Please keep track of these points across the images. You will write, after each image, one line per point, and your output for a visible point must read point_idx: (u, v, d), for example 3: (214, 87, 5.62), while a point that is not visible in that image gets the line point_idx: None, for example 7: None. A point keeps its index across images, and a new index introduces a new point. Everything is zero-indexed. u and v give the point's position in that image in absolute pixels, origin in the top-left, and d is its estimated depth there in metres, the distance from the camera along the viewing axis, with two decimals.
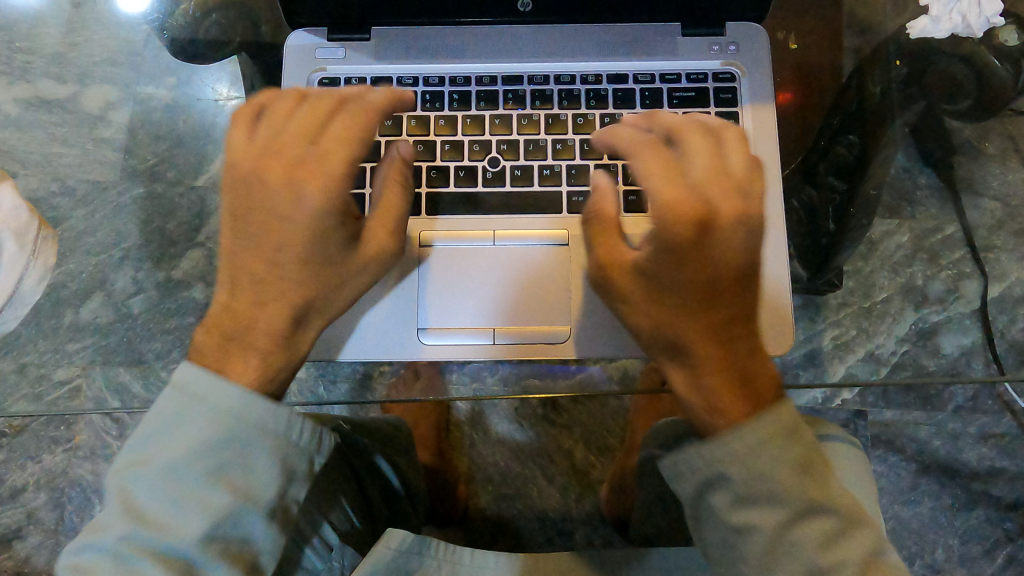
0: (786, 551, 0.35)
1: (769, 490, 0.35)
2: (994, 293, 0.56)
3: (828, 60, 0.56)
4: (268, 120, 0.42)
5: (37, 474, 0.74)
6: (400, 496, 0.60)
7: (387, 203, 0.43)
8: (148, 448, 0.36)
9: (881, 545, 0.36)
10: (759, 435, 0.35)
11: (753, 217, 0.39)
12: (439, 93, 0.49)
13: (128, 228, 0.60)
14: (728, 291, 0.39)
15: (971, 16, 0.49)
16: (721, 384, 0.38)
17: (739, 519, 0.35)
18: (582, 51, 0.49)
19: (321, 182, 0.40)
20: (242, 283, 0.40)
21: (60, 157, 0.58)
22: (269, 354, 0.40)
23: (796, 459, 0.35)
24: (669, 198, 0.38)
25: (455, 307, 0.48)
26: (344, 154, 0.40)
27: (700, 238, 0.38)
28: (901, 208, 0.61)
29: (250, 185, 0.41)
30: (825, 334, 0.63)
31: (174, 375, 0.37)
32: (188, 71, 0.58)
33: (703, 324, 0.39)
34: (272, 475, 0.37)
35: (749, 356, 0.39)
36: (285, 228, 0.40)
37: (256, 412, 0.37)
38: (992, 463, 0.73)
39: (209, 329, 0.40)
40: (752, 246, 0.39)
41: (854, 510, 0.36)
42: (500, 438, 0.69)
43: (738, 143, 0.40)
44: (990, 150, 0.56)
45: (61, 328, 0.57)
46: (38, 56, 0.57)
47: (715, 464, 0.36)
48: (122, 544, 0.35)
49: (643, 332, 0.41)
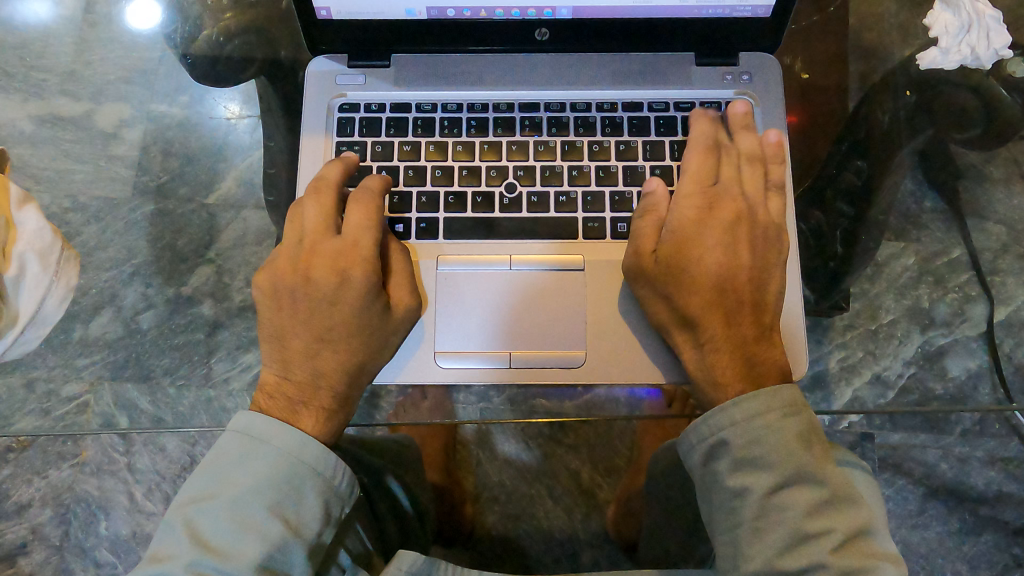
0: (774, 513, 0.40)
1: (762, 456, 0.40)
2: (1001, 317, 0.58)
3: (835, 88, 0.57)
4: (294, 225, 0.48)
5: (42, 491, 0.73)
6: (410, 514, 0.64)
7: (399, 273, 0.47)
8: (212, 485, 0.41)
9: (866, 525, 0.39)
10: (760, 405, 0.41)
11: (754, 217, 0.47)
12: (457, 119, 0.50)
13: (139, 243, 0.57)
14: (735, 279, 0.46)
15: (980, 48, 0.54)
16: (724, 359, 0.44)
17: (736, 483, 0.41)
18: (598, 79, 0.50)
19: (358, 267, 0.45)
20: (295, 357, 0.45)
21: (72, 174, 0.57)
22: (331, 413, 0.45)
23: (790, 432, 0.41)
24: (688, 188, 0.47)
25: (471, 331, 0.48)
26: (370, 241, 0.45)
27: (712, 227, 0.47)
28: (906, 230, 0.58)
29: (294, 277, 0.46)
30: (830, 356, 0.59)
31: (236, 423, 0.43)
32: (203, 90, 0.59)
33: (713, 306, 0.45)
34: (318, 512, 0.41)
35: (755, 340, 0.45)
36: (331, 307, 0.45)
37: (309, 453, 0.41)
38: (1000, 488, 0.72)
39: (268, 398, 0.45)
40: (753, 246, 0.47)
41: (845, 489, 0.40)
42: (505, 459, 0.66)
43: (755, 167, 0.49)
44: (995, 175, 0.57)
45: (70, 344, 0.57)
46: (53, 74, 0.58)
47: (717, 430, 0.42)
48: (186, 571, 0.38)
49: (660, 317, 0.46)
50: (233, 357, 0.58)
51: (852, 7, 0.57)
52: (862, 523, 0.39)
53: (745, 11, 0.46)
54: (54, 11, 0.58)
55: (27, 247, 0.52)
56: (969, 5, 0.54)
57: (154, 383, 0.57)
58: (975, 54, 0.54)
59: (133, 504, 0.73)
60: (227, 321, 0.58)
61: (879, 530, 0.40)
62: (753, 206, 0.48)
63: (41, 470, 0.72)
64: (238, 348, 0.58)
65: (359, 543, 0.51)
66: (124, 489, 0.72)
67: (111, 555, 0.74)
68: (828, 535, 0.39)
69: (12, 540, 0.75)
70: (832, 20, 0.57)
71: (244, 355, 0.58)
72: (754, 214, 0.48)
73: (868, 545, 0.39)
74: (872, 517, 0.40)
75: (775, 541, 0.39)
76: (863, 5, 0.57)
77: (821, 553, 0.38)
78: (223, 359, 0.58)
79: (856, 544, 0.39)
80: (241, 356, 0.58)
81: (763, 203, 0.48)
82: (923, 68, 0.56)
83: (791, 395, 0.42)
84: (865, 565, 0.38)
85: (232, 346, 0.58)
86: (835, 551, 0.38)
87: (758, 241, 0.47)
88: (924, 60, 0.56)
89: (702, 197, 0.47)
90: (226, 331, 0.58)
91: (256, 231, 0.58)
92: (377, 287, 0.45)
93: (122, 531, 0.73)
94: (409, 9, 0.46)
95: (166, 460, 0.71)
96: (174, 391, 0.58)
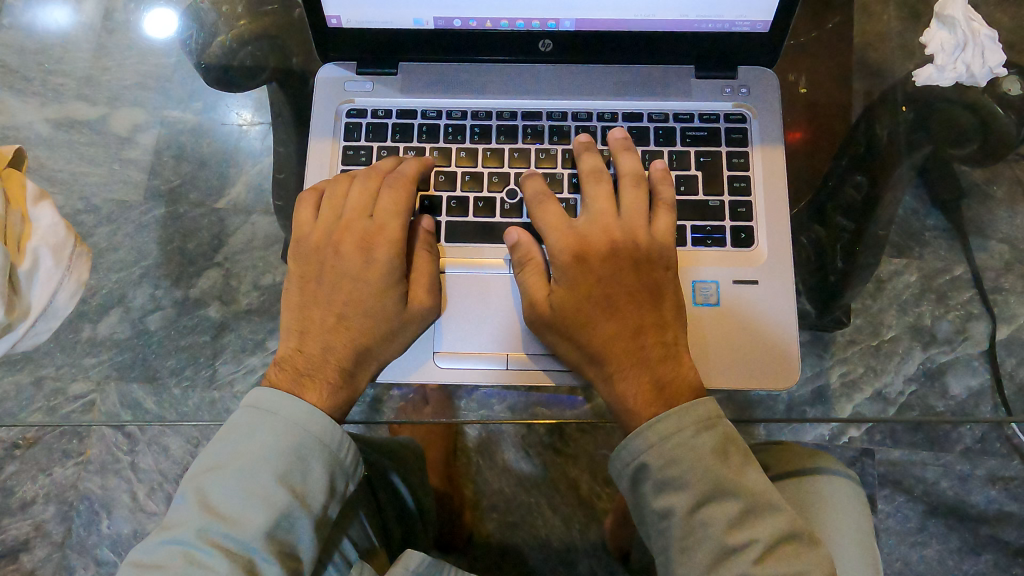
0: (698, 530, 0.40)
1: (678, 476, 0.40)
2: (1003, 335, 0.58)
3: (837, 103, 0.58)
4: (329, 201, 0.48)
5: (46, 488, 0.74)
6: (411, 514, 0.62)
7: (420, 267, 0.48)
8: (221, 456, 0.41)
9: (787, 529, 0.40)
10: (673, 425, 0.41)
11: (633, 242, 0.46)
12: (461, 126, 0.51)
13: (149, 246, 0.59)
14: (624, 308, 0.45)
15: (975, 66, 0.54)
16: (636, 389, 0.44)
17: (660, 504, 0.41)
18: (599, 90, 0.51)
19: (382, 248, 0.46)
20: (313, 329, 0.46)
21: (86, 177, 0.58)
22: (335, 387, 0.45)
23: (702, 449, 0.40)
24: (559, 237, 0.46)
25: (470, 333, 0.49)
26: (396, 225, 0.47)
27: (591, 264, 0.46)
28: (909, 247, 0.59)
29: (323, 253, 0.48)
30: (832, 370, 0.61)
31: (248, 397, 0.43)
32: (215, 96, 0.60)
33: (613, 340, 0.45)
34: (324, 484, 0.41)
35: (659, 360, 0.44)
36: (352, 283, 0.47)
37: (316, 424, 0.42)
38: (1001, 508, 0.73)
39: (279, 369, 0.46)
40: (637, 268, 0.46)
41: (762, 496, 0.41)
42: (507, 466, 0.69)
43: (631, 189, 0.48)
44: (998, 194, 0.58)
45: (79, 342, 0.57)
46: (72, 79, 0.59)
47: (636, 455, 0.41)
48: (197, 537, 0.39)
49: (570, 355, 0.46)
50: (238, 360, 0.60)
51: (857, 25, 0.58)
52: (784, 527, 0.40)
53: (745, 26, 0.47)
54: (73, 18, 0.59)
55: (41, 243, 0.49)
56: (965, 24, 0.55)
57: (159, 384, 0.59)
58: (970, 72, 0.54)
59: (134, 504, 0.73)
60: (233, 323, 0.59)
61: (803, 531, 0.41)
62: (630, 231, 0.47)
63: (45, 467, 0.74)
64: (243, 350, 0.60)
65: (367, 538, 0.53)
66: (127, 489, 0.73)
67: (112, 555, 0.74)
68: (750, 546, 0.39)
69: (14, 537, 0.76)
70: (833, 37, 0.58)
71: (248, 358, 0.60)
72: (632, 240, 0.46)
73: (792, 549, 0.40)
74: (793, 521, 0.41)
75: (702, 559, 0.39)
76: (868, 24, 0.58)
77: (743, 565, 0.39)
78: (228, 361, 0.60)
79: (779, 552, 0.39)
80: (246, 359, 0.60)
81: (641, 224, 0.47)
82: (919, 84, 0.56)
83: (706, 410, 0.42)
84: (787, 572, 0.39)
85: (237, 348, 0.60)
86: (758, 562, 0.39)
87: (640, 261, 0.46)
88: (920, 76, 0.56)
89: (578, 237, 0.47)
90: (231, 334, 0.59)
91: (263, 236, 0.60)
92: (399, 271, 0.46)
93: (123, 531, 0.73)
94: (417, 19, 0.47)
95: (169, 461, 0.72)
96: (178, 392, 0.59)
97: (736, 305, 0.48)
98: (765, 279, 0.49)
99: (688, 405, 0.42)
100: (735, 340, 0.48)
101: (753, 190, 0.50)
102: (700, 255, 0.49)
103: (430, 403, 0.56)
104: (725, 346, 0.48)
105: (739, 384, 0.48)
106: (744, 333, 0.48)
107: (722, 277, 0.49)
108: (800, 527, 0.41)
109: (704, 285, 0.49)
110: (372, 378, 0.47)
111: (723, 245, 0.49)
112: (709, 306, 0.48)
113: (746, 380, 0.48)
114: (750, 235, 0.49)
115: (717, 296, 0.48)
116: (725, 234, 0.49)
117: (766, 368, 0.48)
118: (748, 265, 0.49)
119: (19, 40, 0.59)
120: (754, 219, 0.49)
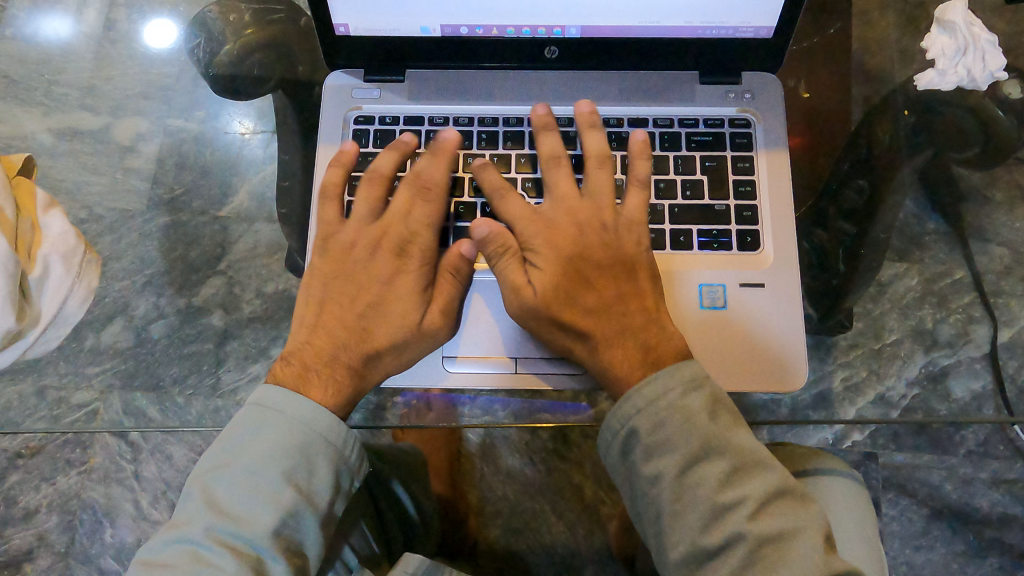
0: (690, 491, 0.40)
1: (666, 439, 0.40)
2: (1004, 338, 0.58)
3: (837, 108, 0.58)
4: (361, 203, 0.49)
5: (48, 497, 0.74)
6: (414, 519, 0.63)
7: (442, 287, 0.48)
8: (227, 454, 0.41)
9: (780, 487, 0.40)
10: (660, 387, 0.41)
11: (602, 223, 0.47)
12: (468, 132, 0.51)
13: (154, 254, 0.59)
14: (598, 286, 0.46)
15: (976, 70, 0.54)
16: (622, 357, 0.45)
17: (651, 469, 0.40)
18: (605, 95, 0.52)
19: (412, 263, 0.47)
20: (328, 327, 0.47)
21: (89, 186, 0.58)
22: (343, 385, 0.45)
23: (691, 409, 0.41)
24: (524, 216, 0.47)
25: (478, 336, 0.49)
26: (427, 239, 0.48)
27: (560, 249, 0.46)
28: (909, 250, 0.59)
29: (349, 254, 0.48)
30: (834, 375, 0.60)
31: (255, 395, 0.43)
32: (219, 105, 0.60)
33: (589, 318, 0.45)
34: (329, 482, 0.41)
35: (642, 329, 0.45)
36: (365, 283, 0.47)
37: (320, 422, 0.42)
38: (1005, 510, 0.73)
39: (287, 365, 0.45)
40: (607, 244, 0.47)
41: (749, 454, 0.41)
42: (510, 472, 0.69)
43: (597, 170, 0.48)
44: (997, 198, 0.58)
45: (81, 352, 0.58)
46: (74, 88, 0.59)
47: (625, 421, 0.41)
48: (205, 537, 0.39)
49: (556, 337, 0.46)
50: (241, 367, 0.59)
51: (857, 32, 0.58)
52: (776, 484, 0.40)
53: (748, 32, 0.47)
54: (76, 29, 0.60)
55: (51, 249, 0.49)
56: (967, 28, 0.55)
57: (164, 393, 0.59)
58: (971, 76, 0.54)
59: (138, 513, 0.73)
60: (236, 331, 0.59)
61: (794, 488, 0.41)
62: (598, 213, 0.47)
63: (49, 475, 0.73)
64: (246, 359, 0.60)
65: (366, 545, 0.53)
66: (131, 497, 0.73)
67: (116, 563, 0.74)
68: (744, 504, 0.39)
69: (18, 546, 0.75)
70: (832, 42, 0.58)
71: (252, 365, 0.59)
72: (600, 219, 0.47)
73: (785, 504, 0.40)
74: (780, 475, 0.41)
75: (694, 521, 0.39)
76: (866, 32, 0.58)
77: (737, 525, 0.38)
78: (232, 370, 0.59)
79: (773, 509, 0.39)
80: (250, 367, 0.59)
81: (608, 203, 0.47)
82: (920, 88, 0.56)
83: (694, 371, 0.42)
84: (781, 530, 0.39)
85: (240, 356, 0.60)
86: (752, 519, 0.39)
87: (608, 238, 0.47)
88: (922, 80, 0.56)
89: (545, 221, 0.47)
90: (235, 341, 0.59)
91: (267, 244, 0.60)
92: (425, 285, 0.47)
93: (128, 539, 0.73)
94: (424, 26, 0.47)
95: (173, 469, 0.72)
96: (182, 401, 0.59)
97: (744, 309, 0.49)
98: (772, 282, 0.49)
99: (675, 366, 0.42)
100: (744, 341, 0.48)
101: (758, 193, 0.50)
102: (708, 260, 0.49)
103: (433, 408, 0.57)
104: (733, 346, 0.48)
105: (747, 384, 0.48)
106: (751, 334, 0.48)
107: (729, 280, 0.49)
108: (790, 483, 0.41)
109: (710, 289, 0.49)
110: (380, 383, 0.47)
111: (729, 248, 0.50)
112: (717, 310, 0.49)
113: (753, 380, 0.48)
114: (756, 239, 0.50)
115: (725, 299, 0.49)
116: (732, 237, 0.50)
117: (774, 371, 0.48)
118: (755, 267, 0.49)
119: (23, 51, 0.59)
120: (760, 221, 0.50)
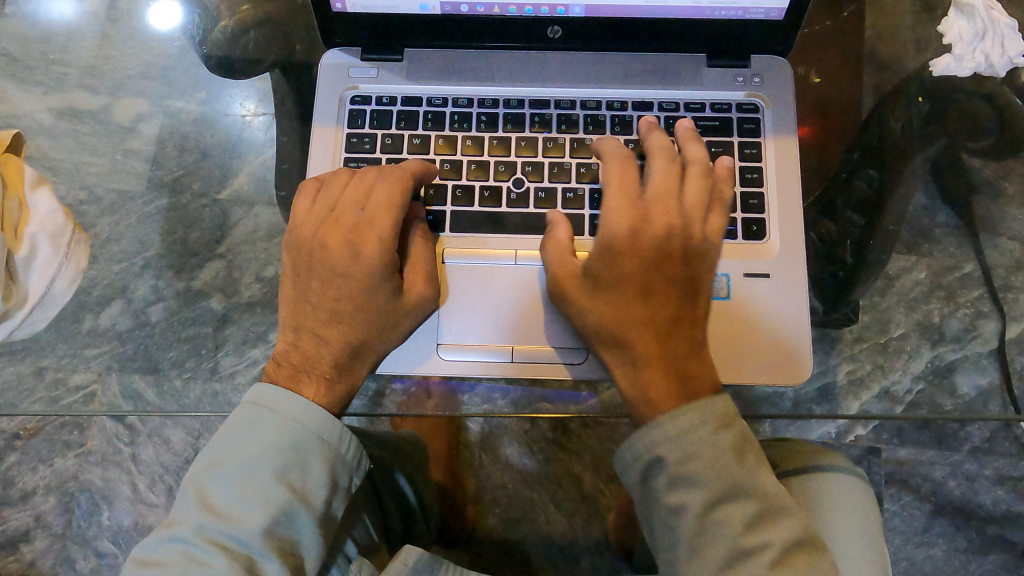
0: (711, 529, 0.39)
1: (693, 469, 0.39)
2: (1011, 333, 0.57)
3: (847, 97, 0.56)
4: (325, 192, 0.47)
5: (46, 479, 0.74)
6: (415, 512, 0.62)
7: (418, 259, 0.46)
8: (220, 453, 0.41)
9: (801, 537, 0.39)
10: (693, 417, 0.40)
11: (689, 234, 0.44)
12: (468, 114, 0.50)
13: (153, 236, 0.58)
14: (662, 297, 0.44)
15: (995, 57, 0.52)
16: (658, 380, 0.42)
17: (673, 500, 0.39)
18: (609, 78, 0.50)
19: (370, 245, 0.45)
20: (307, 324, 0.46)
21: (88, 166, 0.57)
22: (331, 382, 0.45)
23: (724, 447, 0.39)
24: (617, 209, 0.44)
25: (475, 324, 0.48)
26: (386, 219, 0.45)
27: (641, 243, 0.44)
28: (918, 244, 0.58)
29: (312, 247, 0.46)
30: (839, 369, 0.60)
31: (249, 394, 0.42)
32: (219, 86, 0.59)
33: (641, 326, 0.43)
34: (324, 480, 0.41)
35: (687, 359, 0.43)
36: (340, 281, 0.45)
37: (314, 420, 0.41)
38: (1009, 508, 0.72)
39: (278, 366, 0.45)
40: (685, 258, 0.44)
41: (775, 501, 0.40)
42: (509, 462, 0.69)
43: (697, 178, 0.45)
44: (1009, 191, 0.57)
45: (79, 333, 0.57)
46: (73, 67, 0.58)
47: (652, 446, 0.40)
48: (196, 535, 0.38)
49: (595, 335, 0.44)
50: (239, 352, 0.60)
51: (869, 18, 0.56)
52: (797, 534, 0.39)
53: (759, 13, 0.46)
54: (76, 7, 0.58)
55: (39, 229, 0.49)
56: (985, 12, 0.53)
57: (161, 376, 0.59)
58: (989, 62, 0.53)
59: (135, 496, 0.73)
60: (234, 315, 0.59)
61: (816, 538, 0.40)
62: (687, 219, 0.45)
63: (45, 458, 0.73)
64: (244, 342, 0.60)
65: (369, 535, 0.52)
66: (128, 480, 0.73)
67: (113, 546, 0.74)
68: (763, 550, 0.38)
69: (15, 527, 0.75)
70: (845, 25, 0.56)
71: (251, 350, 0.60)
72: (688, 229, 0.45)
73: (805, 555, 0.39)
74: (805, 531, 0.40)
75: (713, 561, 0.38)
76: (880, 18, 0.56)
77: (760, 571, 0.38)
78: (229, 354, 0.60)
79: (793, 560, 0.38)
80: (247, 351, 0.60)
81: (698, 217, 0.45)
82: (937, 74, 0.55)
83: (724, 407, 0.41)
84: None
85: (238, 340, 0.60)
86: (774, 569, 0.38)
87: (689, 254, 0.44)
88: (938, 65, 0.55)
89: (637, 213, 0.44)
90: (231, 328, 0.59)
91: (266, 229, 0.59)
92: (389, 265, 0.44)
93: (125, 522, 0.73)
94: (424, 4, 0.46)
95: (170, 453, 0.72)
96: (179, 384, 0.59)
97: (745, 299, 0.48)
98: (776, 273, 0.48)
99: (705, 399, 0.40)
100: (753, 335, 0.47)
101: (765, 180, 0.49)
102: None
103: (432, 396, 0.55)
104: (742, 338, 0.47)
105: (749, 378, 0.47)
106: (760, 331, 0.47)
107: (733, 270, 0.48)
108: (812, 534, 0.40)
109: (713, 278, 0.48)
110: (373, 369, 0.47)
111: (734, 236, 0.48)
112: (719, 300, 0.48)
113: (756, 373, 0.47)
114: (762, 227, 0.49)
115: (728, 289, 0.48)
116: (737, 225, 0.49)
117: (780, 365, 0.47)
118: (760, 257, 0.48)
119: (21, 29, 0.58)
120: (766, 210, 0.49)
